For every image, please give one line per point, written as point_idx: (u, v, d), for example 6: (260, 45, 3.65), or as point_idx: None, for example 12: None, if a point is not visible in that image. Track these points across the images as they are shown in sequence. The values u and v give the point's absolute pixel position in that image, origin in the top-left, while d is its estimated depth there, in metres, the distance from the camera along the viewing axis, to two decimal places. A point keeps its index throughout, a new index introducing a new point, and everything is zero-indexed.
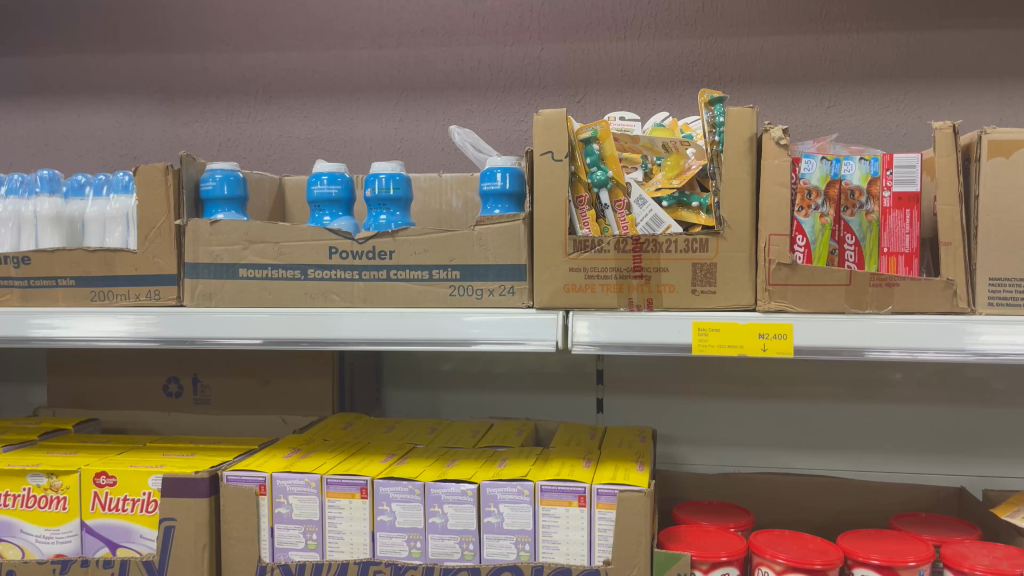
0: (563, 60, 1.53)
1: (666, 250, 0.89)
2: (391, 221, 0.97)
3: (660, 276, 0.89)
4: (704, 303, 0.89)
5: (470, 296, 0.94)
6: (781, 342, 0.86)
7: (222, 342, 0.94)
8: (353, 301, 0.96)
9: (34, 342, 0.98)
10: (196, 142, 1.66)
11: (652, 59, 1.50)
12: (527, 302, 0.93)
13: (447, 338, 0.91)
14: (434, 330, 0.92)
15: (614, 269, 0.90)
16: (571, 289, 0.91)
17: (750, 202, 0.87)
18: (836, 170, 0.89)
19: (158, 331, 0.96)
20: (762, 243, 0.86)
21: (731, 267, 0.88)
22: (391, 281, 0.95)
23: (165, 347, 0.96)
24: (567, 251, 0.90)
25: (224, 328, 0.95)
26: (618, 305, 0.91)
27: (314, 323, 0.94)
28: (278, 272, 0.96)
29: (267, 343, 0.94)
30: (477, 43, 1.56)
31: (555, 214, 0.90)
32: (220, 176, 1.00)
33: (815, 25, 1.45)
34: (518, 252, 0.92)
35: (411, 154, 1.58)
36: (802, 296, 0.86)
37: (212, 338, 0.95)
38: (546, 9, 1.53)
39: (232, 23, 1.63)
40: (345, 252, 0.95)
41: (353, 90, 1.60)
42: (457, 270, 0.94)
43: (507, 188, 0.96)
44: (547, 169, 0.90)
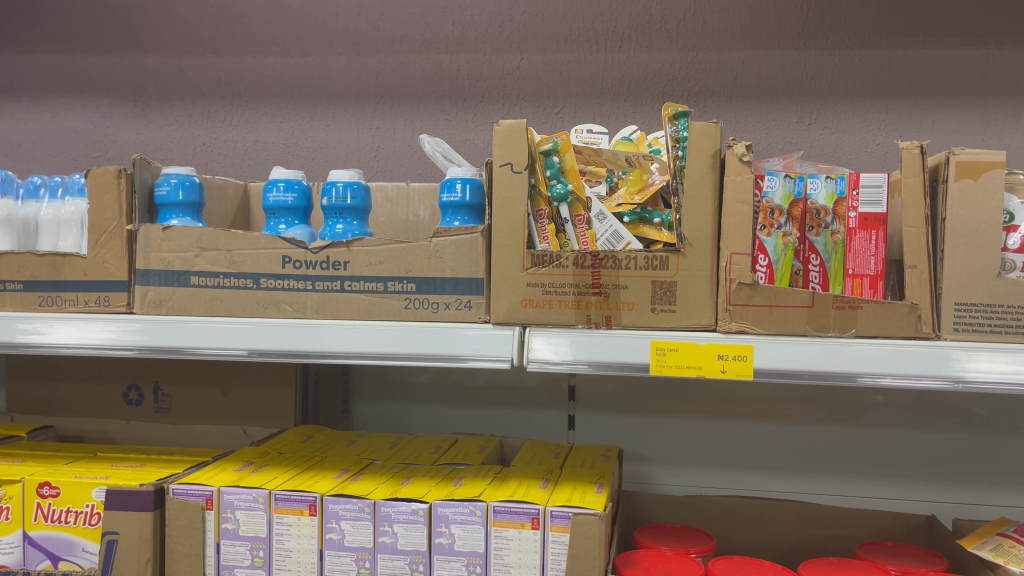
0: (542, 70, 1.51)
1: (626, 266, 0.86)
2: (348, 230, 0.95)
3: (619, 293, 0.87)
4: (663, 322, 0.86)
5: (425, 309, 0.92)
6: (741, 363, 0.84)
7: (207, 353, 0.92)
8: (307, 312, 0.93)
9: (21, 349, 0.96)
10: (170, 145, 1.63)
11: (632, 72, 1.48)
12: (484, 317, 0.91)
13: (401, 354, 0.89)
14: (391, 345, 0.89)
15: (572, 285, 0.87)
16: (528, 304, 0.88)
17: (711, 219, 0.85)
18: (800, 189, 0.86)
19: (141, 340, 0.94)
20: (724, 262, 0.84)
21: (691, 286, 0.85)
22: (345, 292, 0.93)
23: (150, 357, 0.94)
24: (524, 266, 0.88)
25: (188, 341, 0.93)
26: (577, 322, 0.88)
27: (274, 335, 0.92)
28: (230, 280, 0.94)
29: (253, 355, 0.91)
30: (456, 51, 1.54)
31: (513, 227, 0.88)
32: (175, 181, 0.98)
33: (797, 41, 1.44)
34: (476, 265, 0.90)
35: (386, 163, 1.56)
36: (762, 317, 0.84)
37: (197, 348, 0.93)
38: (526, 19, 1.51)
39: (209, 26, 1.61)
40: (298, 262, 0.93)
41: (330, 96, 1.58)
42: (413, 282, 0.92)
43: (466, 200, 0.93)
44: (506, 181, 0.88)
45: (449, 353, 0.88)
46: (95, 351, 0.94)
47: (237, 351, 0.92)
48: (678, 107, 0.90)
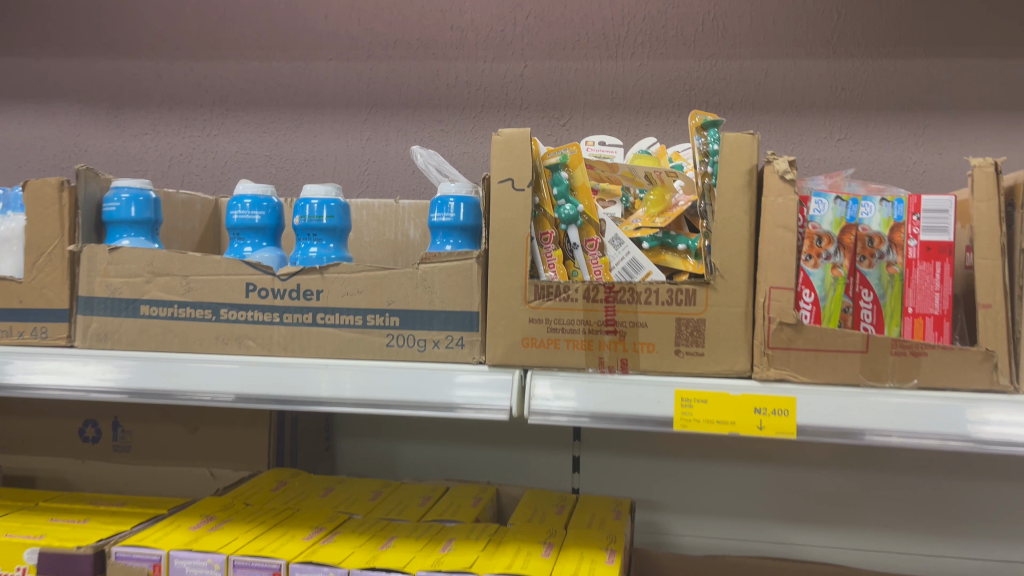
0: (547, 78, 1.39)
1: (645, 301, 0.73)
2: (323, 254, 0.82)
3: (637, 332, 0.74)
4: (689, 366, 0.74)
5: (410, 347, 0.79)
6: (782, 419, 0.71)
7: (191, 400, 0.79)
8: (272, 349, 0.81)
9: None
10: (145, 156, 1.51)
11: (645, 81, 1.36)
12: (478, 357, 0.78)
13: (384, 402, 0.75)
14: (375, 390, 0.76)
15: (582, 322, 0.75)
16: (530, 343, 0.75)
17: (747, 247, 0.72)
18: (854, 213, 0.73)
19: (130, 381, 0.79)
20: (762, 297, 0.72)
21: (722, 325, 0.73)
22: (318, 326, 0.80)
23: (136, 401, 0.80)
24: (527, 299, 0.75)
25: (158, 382, 0.80)
26: (587, 365, 0.75)
27: (257, 378, 0.78)
28: (185, 311, 0.81)
29: (241, 400, 0.78)
30: (454, 57, 1.42)
31: (513, 253, 0.75)
32: (127, 196, 0.86)
33: (826, 49, 1.31)
34: (470, 296, 0.77)
35: (377, 177, 1.44)
36: (807, 363, 0.71)
37: (190, 394, 0.79)
38: (531, 23, 1.39)
39: (189, 28, 1.50)
40: (264, 289, 0.80)
41: (317, 105, 1.46)
42: (397, 315, 0.79)
43: (460, 221, 0.81)
44: (506, 200, 0.75)
45: (435, 402, 0.75)
46: (24, 391, 0.81)
47: (226, 394, 0.78)
48: (707, 115, 0.78)
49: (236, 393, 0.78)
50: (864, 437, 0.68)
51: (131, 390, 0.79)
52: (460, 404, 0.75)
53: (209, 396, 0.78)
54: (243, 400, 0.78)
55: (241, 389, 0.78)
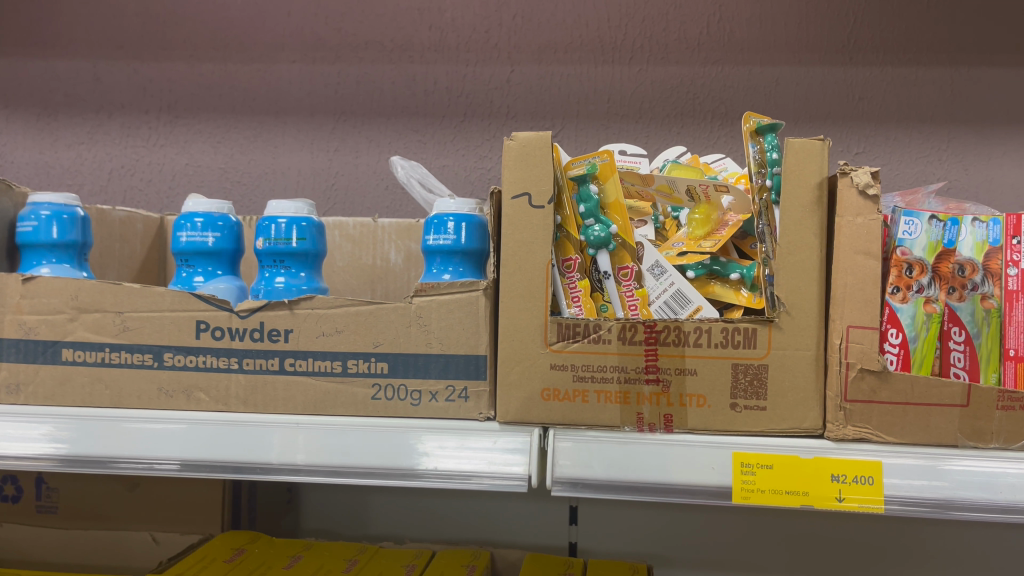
0: (537, 85, 1.26)
1: (694, 343, 0.60)
2: (291, 286, 0.67)
3: (683, 381, 0.60)
4: (748, 423, 0.60)
5: (402, 401, 0.64)
6: (866, 488, 0.57)
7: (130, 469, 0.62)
8: (228, 404, 0.65)
9: None
10: (82, 168, 1.34)
11: (645, 88, 1.23)
12: (486, 413, 0.64)
13: (353, 468, 0.61)
14: (335, 453, 0.61)
15: (617, 369, 0.61)
16: (551, 396, 0.61)
17: (817, 277, 0.59)
18: (952, 236, 0.61)
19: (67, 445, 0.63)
20: (837, 339, 0.59)
21: (789, 372, 0.59)
22: (286, 374, 0.65)
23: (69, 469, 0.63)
24: (547, 341, 0.61)
25: (85, 447, 0.63)
26: (622, 423, 0.61)
27: (208, 439, 0.62)
28: (120, 356, 0.66)
29: (185, 468, 0.62)
30: (433, 61, 1.27)
31: (531, 285, 0.61)
32: (47, 213, 0.69)
33: (842, 55, 1.20)
34: (477, 337, 0.63)
35: (347, 192, 1.29)
36: (892, 420, 0.59)
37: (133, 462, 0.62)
38: (518, 24, 1.25)
39: (132, 25, 1.33)
40: (219, 329, 0.65)
41: (279, 112, 1.31)
42: (385, 360, 0.64)
43: (461, 245, 0.66)
44: (522, 219, 0.62)
45: (398, 466, 0.60)
46: None
47: (169, 459, 0.62)
48: (761, 118, 0.65)
49: (180, 459, 0.62)
50: (966, 511, 0.56)
51: (54, 456, 0.62)
52: (423, 469, 0.60)
53: (149, 462, 0.62)
54: (191, 466, 0.62)
55: (187, 452, 0.62)
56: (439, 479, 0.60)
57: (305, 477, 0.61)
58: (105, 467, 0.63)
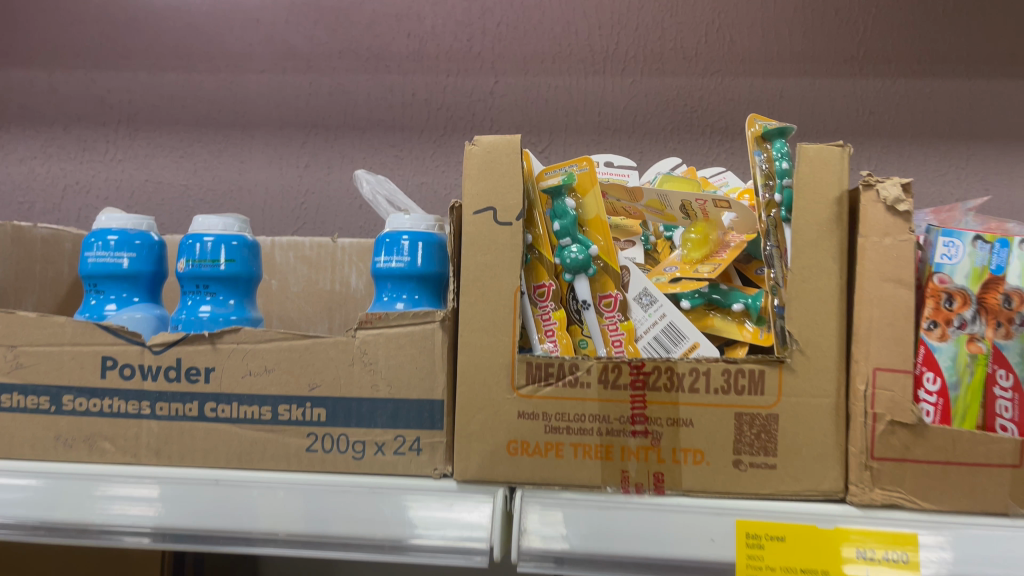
0: (522, 97, 1.16)
1: (690, 387, 0.50)
2: (218, 315, 0.57)
3: (677, 434, 0.50)
4: (755, 485, 0.50)
5: (343, 454, 0.54)
6: (897, 566, 0.47)
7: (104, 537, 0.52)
8: (138, 455, 0.55)
9: None
10: (34, 185, 1.25)
11: (639, 101, 1.14)
12: (441, 469, 0.53)
13: (328, 538, 0.51)
14: (315, 520, 0.52)
15: (597, 418, 0.51)
16: (519, 451, 0.51)
17: (837, 309, 0.49)
18: (1002, 261, 0.50)
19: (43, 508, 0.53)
20: (861, 385, 0.49)
21: (803, 423, 0.49)
22: (206, 422, 0.54)
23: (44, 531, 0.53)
24: (515, 384, 0.51)
25: (52, 509, 0.53)
26: (604, 483, 0.51)
27: (189, 501, 0.52)
28: (13, 398, 0.56)
29: (158, 539, 0.52)
30: (411, 71, 1.18)
31: (496, 316, 0.51)
32: None
33: (852, 66, 1.11)
34: (431, 378, 0.53)
35: (317, 211, 1.20)
36: (928, 483, 0.49)
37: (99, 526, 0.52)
38: (502, 32, 1.16)
39: (91, 32, 1.24)
40: (128, 367, 0.55)
41: (247, 126, 1.22)
42: (322, 407, 0.54)
43: (417, 269, 0.57)
44: (485, 237, 0.52)
45: (383, 538, 0.51)
46: None
47: (141, 525, 0.52)
48: (767, 122, 0.56)
49: (152, 527, 0.52)
50: None
51: (23, 521, 0.53)
52: (414, 541, 0.50)
53: (117, 529, 0.52)
54: (168, 536, 0.52)
55: (161, 519, 0.52)
56: (430, 556, 0.50)
57: (282, 550, 0.51)
58: (78, 536, 0.53)
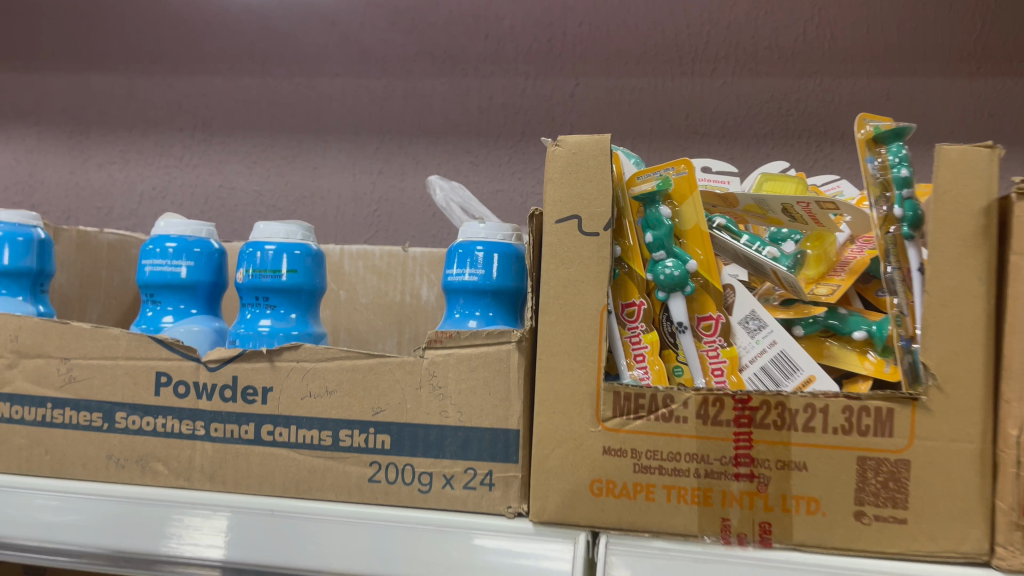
0: (604, 101, 1.10)
1: (805, 427, 0.43)
2: (277, 329, 0.53)
3: (789, 479, 0.44)
4: (881, 543, 0.43)
5: (408, 486, 0.49)
6: None
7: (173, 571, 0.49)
8: (191, 480, 0.51)
9: None
10: (112, 189, 1.25)
11: (729, 104, 1.07)
12: (516, 507, 0.48)
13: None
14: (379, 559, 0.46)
15: (694, 458, 0.44)
16: (604, 492, 0.45)
17: (984, 338, 0.42)
18: None
19: (107, 540, 0.49)
20: (1013, 430, 0.41)
21: (942, 473, 0.42)
22: (262, 446, 0.50)
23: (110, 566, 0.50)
24: (599, 416, 0.45)
25: (116, 538, 0.49)
26: (700, 532, 0.45)
27: (251, 535, 0.48)
28: (64, 414, 0.53)
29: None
30: (488, 74, 1.13)
31: (579, 341, 0.46)
32: None
33: (968, 65, 1.01)
34: (507, 406, 0.47)
35: (390, 219, 1.16)
36: None
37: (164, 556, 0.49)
38: (584, 32, 1.11)
39: (169, 37, 1.23)
40: (182, 384, 0.51)
41: (321, 131, 1.19)
42: (387, 433, 0.49)
43: (492, 283, 0.51)
44: (568, 249, 0.46)
45: None
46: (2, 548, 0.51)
47: (209, 560, 0.48)
48: (881, 123, 0.47)
49: (221, 561, 0.48)
50: None
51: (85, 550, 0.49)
52: None
53: (183, 563, 0.48)
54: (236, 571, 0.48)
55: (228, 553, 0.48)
56: None
57: None
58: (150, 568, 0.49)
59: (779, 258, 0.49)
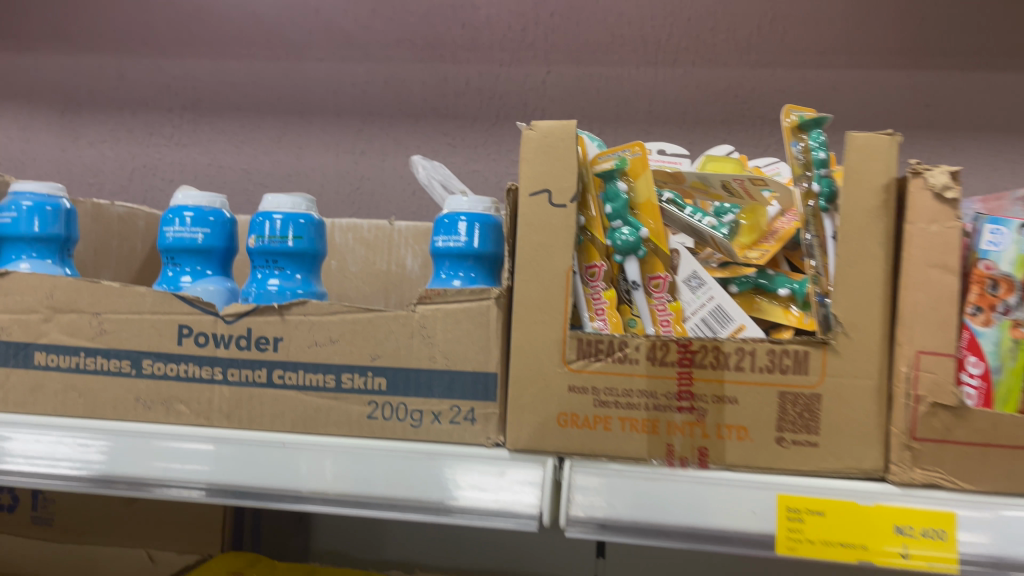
0: (574, 88, 1.18)
1: (736, 367, 0.52)
2: (285, 288, 0.61)
3: (722, 410, 0.52)
4: (797, 462, 0.52)
5: (401, 422, 0.57)
6: (935, 543, 0.49)
7: (155, 493, 0.56)
8: (211, 418, 0.59)
9: None
10: (103, 166, 1.31)
11: (690, 92, 1.15)
12: (495, 438, 0.56)
13: (378, 498, 0.54)
14: (363, 483, 0.55)
15: (644, 393, 0.53)
16: (569, 423, 0.54)
17: (882, 293, 0.51)
18: None
19: (98, 467, 0.57)
20: (904, 367, 0.50)
21: (847, 403, 0.51)
22: (274, 388, 0.58)
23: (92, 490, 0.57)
24: (565, 358, 0.53)
25: (118, 466, 0.57)
26: (649, 456, 0.53)
27: (237, 459, 0.56)
28: (95, 361, 0.60)
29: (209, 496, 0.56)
30: (465, 60, 1.21)
31: (548, 296, 0.54)
32: (28, 205, 0.64)
33: (906, 58, 1.11)
34: (486, 352, 0.55)
35: (371, 196, 1.23)
36: (967, 466, 0.50)
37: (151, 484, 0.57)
38: (555, 22, 1.18)
39: (158, 21, 1.29)
40: (202, 335, 0.58)
41: (306, 113, 1.26)
42: (384, 376, 0.57)
43: (474, 249, 0.59)
44: (540, 219, 0.54)
45: (429, 500, 0.54)
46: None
47: (197, 481, 0.56)
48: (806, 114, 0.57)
49: (206, 483, 0.56)
50: None
51: (87, 476, 0.57)
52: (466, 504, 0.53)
53: (175, 485, 0.56)
54: (220, 492, 0.56)
55: (213, 475, 0.56)
56: (475, 517, 0.53)
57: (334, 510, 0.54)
58: (134, 490, 0.57)
59: (717, 227, 0.57)
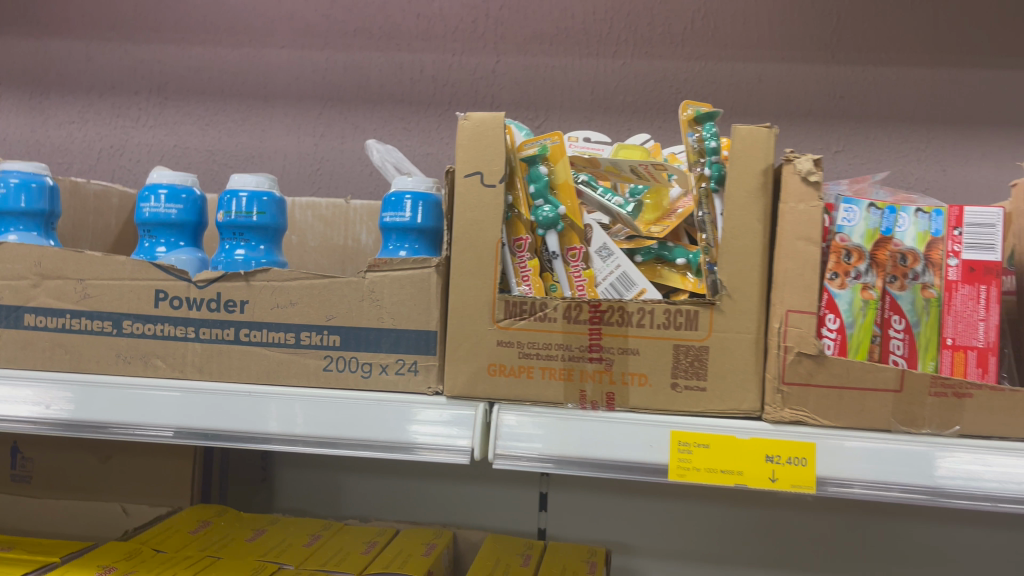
0: (521, 76, 1.26)
1: (637, 323, 0.61)
2: (250, 258, 0.69)
3: (626, 360, 0.62)
4: (689, 404, 0.62)
5: (354, 373, 0.65)
6: (799, 469, 0.59)
7: (131, 435, 0.65)
8: (185, 370, 0.67)
9: None
10: (72, 147, 1.36)
11: (629, 82, 1.24)
12: (435, 387, 0.65)
13: (339, 439, 0.63)
14: (332, 425, 0.63)
15: (561, 346, 0.62)
16: (497, 372, 0.63)
17: (760, 261, 0.60)
18: (890, 224, 0.63)
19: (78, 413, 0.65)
20: (776, 323, 0.60)
21: (730, 354, 0.60)
22: (241, 344, 0.66)
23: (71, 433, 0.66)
24: (494, 317, 0.62)
25: (96, 412, 0.65)
26: (565, 400, 0.63)
27: (201, 407, 0.64)
28: (80, 322, 0.67)
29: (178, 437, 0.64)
30: (420, 49, 1.28)
31: (480, 264, 0.62)
32: (16, 181, 0.71)
33: (825, 53, 1.21)
34: (427, 313, 0.64)
35: (330, 176, 1.30)
36: (827, 405, 0.60)
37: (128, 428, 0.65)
38: (504, 15, 1.26)
39: (126, 7, 1.34)
40: (177, 298, 0.66)
41: (268, 97, 1.32)
42: (338, 333, 0.65)
43: (417, 223, 0.68)
44: (474, 197, 0.63)
45: (380, 439, 0.62)
46: None
47: (167, 425, 0.64)
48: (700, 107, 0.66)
49: (175, 426, 0.64)
50: (883, 491, 0.57)
51: (70, 420, 0.65)
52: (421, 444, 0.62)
53: (148, 427, 0.64)
54: (187, 434, 0.64)
55: (180, 420, 0.64)
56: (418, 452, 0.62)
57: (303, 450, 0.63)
58: (112, 432, 0.65)
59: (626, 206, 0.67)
